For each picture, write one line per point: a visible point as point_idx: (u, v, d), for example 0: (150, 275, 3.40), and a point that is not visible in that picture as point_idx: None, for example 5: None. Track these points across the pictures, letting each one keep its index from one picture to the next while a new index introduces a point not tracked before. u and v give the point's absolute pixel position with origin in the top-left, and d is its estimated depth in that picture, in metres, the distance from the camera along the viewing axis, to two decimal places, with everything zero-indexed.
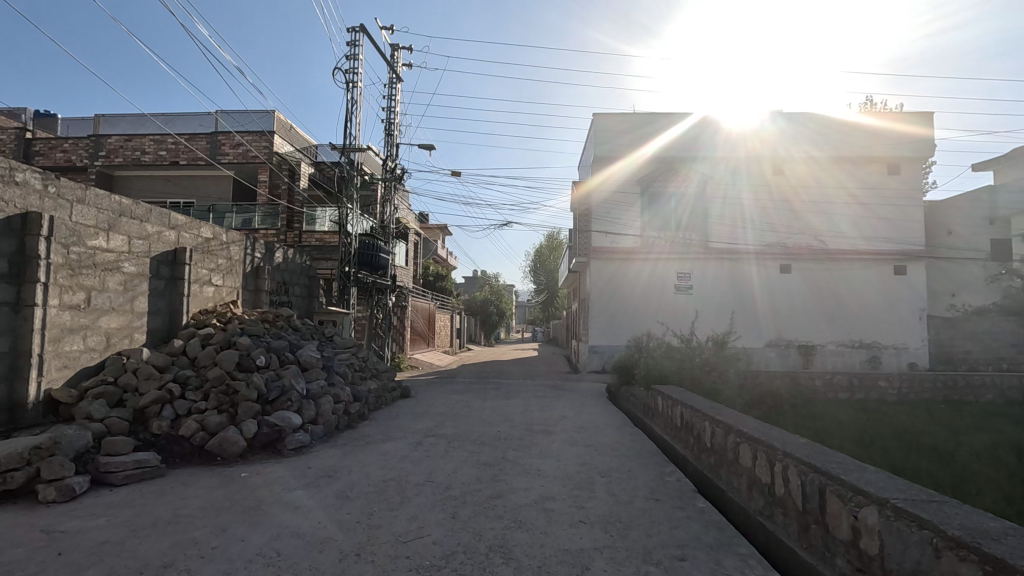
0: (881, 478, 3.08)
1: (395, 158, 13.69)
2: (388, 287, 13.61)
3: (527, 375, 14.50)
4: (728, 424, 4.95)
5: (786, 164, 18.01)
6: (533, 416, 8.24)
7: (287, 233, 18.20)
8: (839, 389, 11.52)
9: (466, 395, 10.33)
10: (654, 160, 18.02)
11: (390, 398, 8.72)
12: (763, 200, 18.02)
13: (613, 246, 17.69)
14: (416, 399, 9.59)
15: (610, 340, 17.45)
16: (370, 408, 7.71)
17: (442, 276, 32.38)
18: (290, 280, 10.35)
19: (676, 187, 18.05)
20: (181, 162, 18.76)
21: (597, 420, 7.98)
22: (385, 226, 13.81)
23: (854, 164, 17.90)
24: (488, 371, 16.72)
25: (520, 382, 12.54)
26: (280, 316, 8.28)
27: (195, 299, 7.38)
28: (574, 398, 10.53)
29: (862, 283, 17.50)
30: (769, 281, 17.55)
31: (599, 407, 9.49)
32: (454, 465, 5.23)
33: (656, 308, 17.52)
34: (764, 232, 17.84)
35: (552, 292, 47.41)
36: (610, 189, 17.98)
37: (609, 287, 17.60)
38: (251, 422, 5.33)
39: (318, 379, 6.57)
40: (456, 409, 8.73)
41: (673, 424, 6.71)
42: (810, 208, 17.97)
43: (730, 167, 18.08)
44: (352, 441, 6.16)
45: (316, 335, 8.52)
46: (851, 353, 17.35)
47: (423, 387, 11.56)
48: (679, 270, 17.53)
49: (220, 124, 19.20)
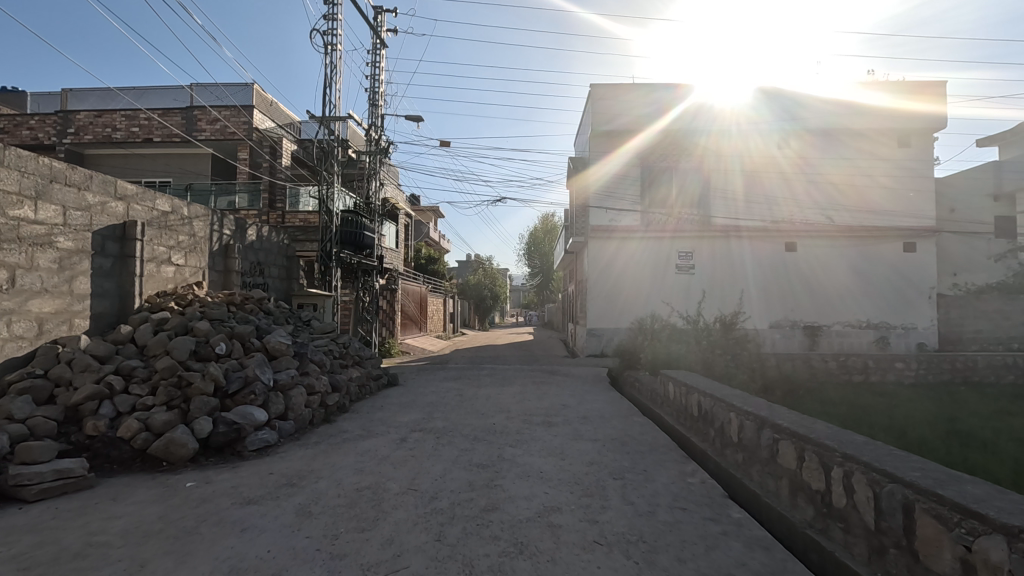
0: (992, 494, 2.36)
1: (380, 129, 12.78)
2: (376, 269, 12.80)
3: (523, 360, 13.80)
4: (762, 417, 4.23)
5: (793, 136, 17.24)
6: (532, 405, 7.53)
7: (269, 213, 17.29)
8: (853, 371, 10.90)
9: (459, 383, 9.64)
10: (658, 135, 17.12)
11: (373, 387, 7.97)
12: (769, 176, 17.23)
13: (612, 224, 16.95)
14: (404, 387, 8.85)
15: (611, 322, 16.81)
16: (350, 400, 6.96)
17: (434, 259, 31.53)
18: (266, 260, 9.53)
19: (682, 164, 17.23)
20: (155, 139, 17.74)
21: (601, 410, 7.29)
22: (370, 203, 12.95)
23: (865, 136, 17.15)
24: (482, 355, 16.05)
25: (516, 367, 11.83)
26: (250, 298, 7.48)
27: (151, 279, 6.56)
28: (575, 384, 9.85)
29: (870, 262, 16.86)
30: (775, 259, 16.89)
31: (602, 394, 8.81)
32: (442, 466, 4.51)
33: (659, 288, 16.83)
34: (770, 208, 17.06)
35: (546, 275, 46.70)
36: (611, 165, 17.16)
37: (609, 267, 16.92)
38: (205, 420, 4.56)
39: (289, 368, 5.77)
40: (447, 397, 8.03)
41: (689, 414, 6.01)
42: (817, 183, 17.25)
43: (735, 140, 17.25)
44: (328, 438, 5.42)
45: (291, 320, 7.73)
46: (859, 334, 16.75)
47: (414, 374, 10.87)
48: (681, 249, 16.83)
49: (196, 98, 18.15)
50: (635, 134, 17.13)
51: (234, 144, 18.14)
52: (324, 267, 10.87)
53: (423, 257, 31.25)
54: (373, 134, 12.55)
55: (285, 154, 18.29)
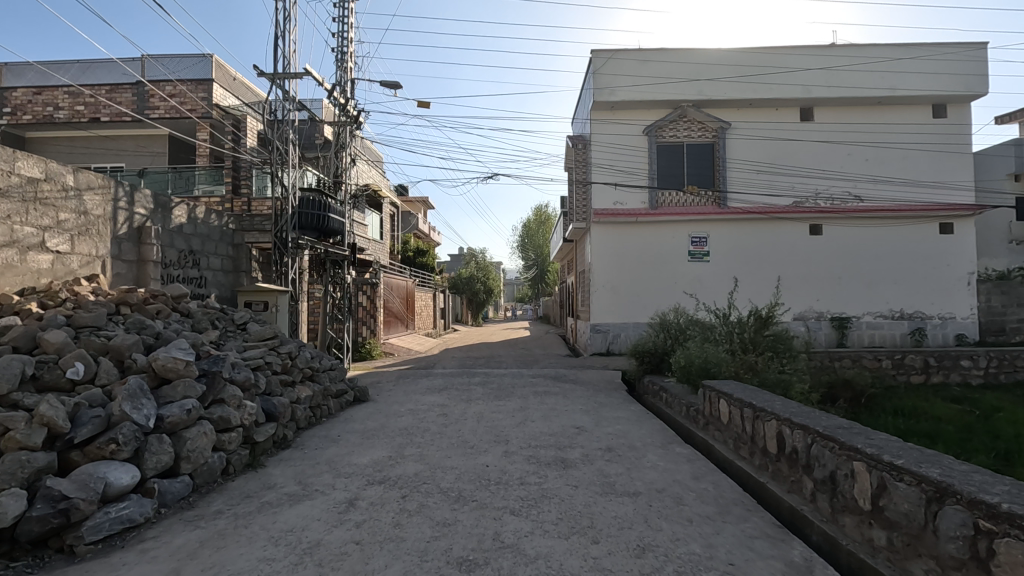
0: None
1: (349, 95, 10.88)
2: (348, 260, 10.90)
3: (520, 362, 12.04)
4: (939, 485, 2.49)
5: (815, 108, 15.38)
6: (537, 429, 5.79)
7: (234, 200, 15.41)
8: (912, 371, 9.25)
9: (446, 395, 7.90)
10: (665, 109, 15.41)
11: (325, 410, 6.14)
12: (791, 152, 15.33)
13: (616, 207, 15.22)
14: (375, 405, 7.07)
15: (618, 318, 15.11)
16: (289, 433, 5.14)
17: (423, 251, 29.77)
18: (201, 248, 7.66)
19: (693, 140, 15.45)
20: (103, 119, 15.68)
21: (629, 436, 5.56)
22: (339, 181, 11.05)
23: (895, 106, 15.24)
24: (474, 356, 14.31)
25: (512, 372, 10.05)
26: (162, 295, 5.61)
27: (7, 272, 4.73)
28: (585, 394, 8.11)
29: (903, 245, 15.15)
30: (797, 244, 15.16)
31: (623, 408, 7.10)
32: (405, 565, 2.76)
33: (672, 278, 15.11)
34: (791, 187, 15.34)
35: (542, 268, 45.05)
36: (616, 142, 15.37)
37: (616, 256, 15.20)
38: (10, 500, 2.77)
39: (188, 398, 3.94)
40: (428, 419, 6.29)
41: (765, 452, 4.25)
42: (844, 161, 15.37)
43: (753, 111, 15.38)
44: (239, 503, 3.60)
45: (220, 323, 5.87)
46: (891, 326, 15.11)
47: (392, 384, 9.11)
48: (694, 233, 15.14)
49: (148, 72, 16.12)
50: (643, 106, 15.26)
51: (193, 124, 16.17)
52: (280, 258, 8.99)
53: (411, 249, 29.44)
54: (342, 100, 10.64)
55: (250, 133, 16.38)
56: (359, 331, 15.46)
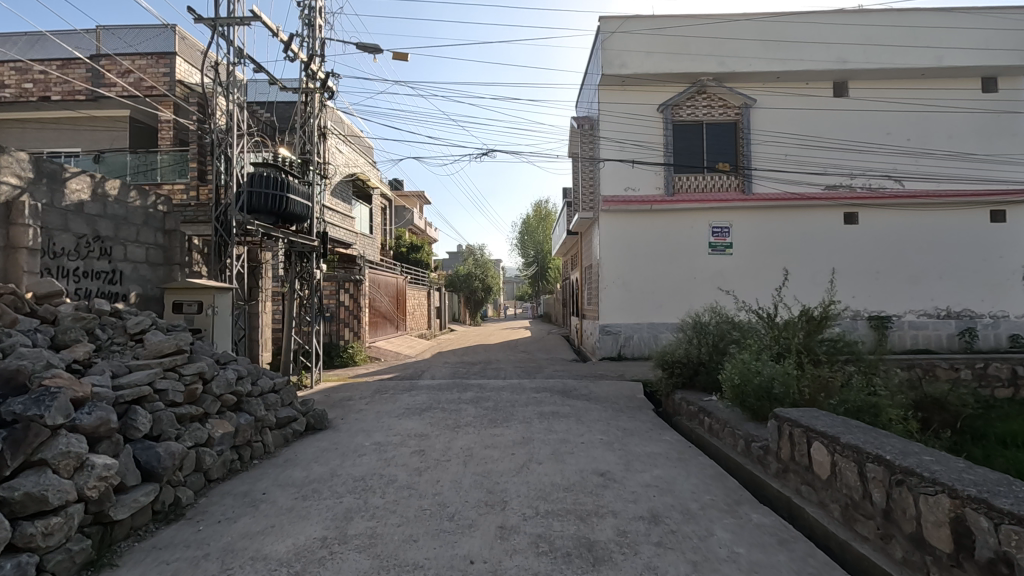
0: None
1: (320, 57, 9.15)
2: (316, 252, 9.25)
3: (522, 369, 10.41)
4: None
5: (850, 82, 13.68)
6: (549, 479, 4.15)
7: (201, 188, 13.73)
8: (996, 383, 7.61)
9: (429, 418, 6.25)
10: (683, 84, 13.71)
11: (251, 452, 4.49)
12: (824, 132, 13.66)
13: (628, 193, 13.61)
14: (333, 437, 5.42)
15: (629, 318, 13.51)
16: (180, 496, 3.52)
17: (417, 246, 28.11)
18: (114, 233, 5.99)
19: (713, 119, 13.77)
20: (53, 98, 13.94)
21: (679, 492, 3.91)
22: (307, 160, 9.35)
23: (939, 79, 13.57)
24: (469, 362, 12.67)
25: (512, 385, 8.40)
26: (12, 293, 3.93)
27: None
28: (605, 415, 6.47)
29: (950, 234, 13.45)
30: (831, 234, 13.50)
31: (657, 439, 5.46)
32: None
33: (691, 273, 13.50)
34: (824, 170, 13.65)
35: (543, 265, 43.46)
36: (629, 120, 13.66)
37: (627, 249, 13.59)
38: None
39: None
40: (398, 461, 4.62)
41: (923, 544, 2.63)
42: (884, 140, 13.68)
43: (781, 86, 13.66)
44: None
45: (104, 331, 4.20)
46: (937, 326, 13.46)
47: (367, 401, 7.47)
48: (715, 222, 13.51)
49: (104, 46, 14.36)
50: (658, 81, 13.55)
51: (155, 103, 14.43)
52: (222, 250, 7.26)
53: (404, 245, 27.80)
54: (307, 62, 8.92)
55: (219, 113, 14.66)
56: (340, 333, 13.91)
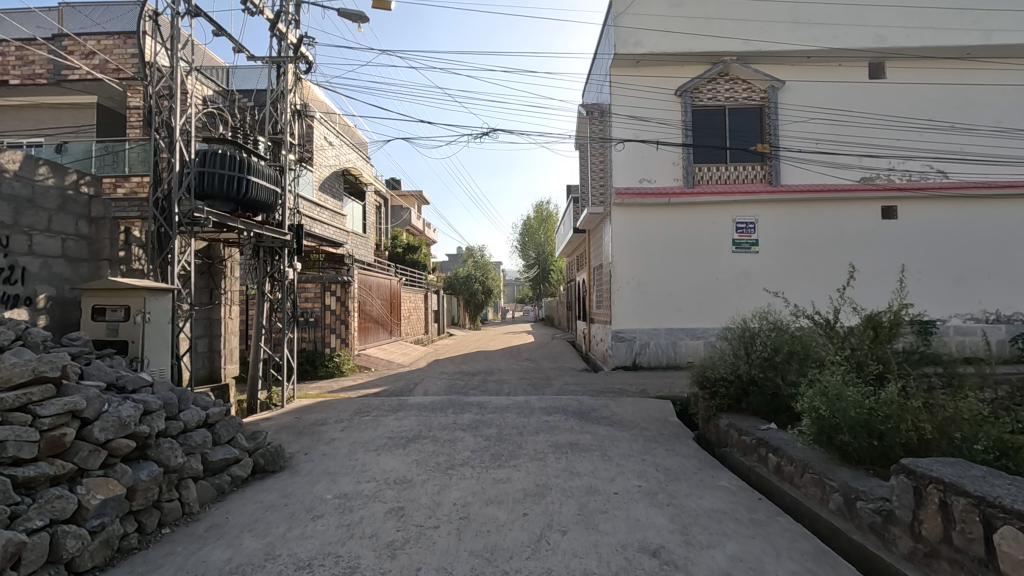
0: None
1: (293, 18, 7.81)
2: (288, 248, 7.98)
3: (528, 383, 9.12)
4: None
5: (888, 63, 12.39)
6: (582, 566, 2.86)
7: None
8: None
9: (415, 454, 4.95)
10: (704, 65, 12.42)
11: (154, 519, 3.19)
12: (859, 118, 12.38)
13: (643, 186, 12.36)
14: (286, 485, 4.12)
15: (645, 323, 12.23)
16: None
17: (415, 247, 26.77)
18: (14, 219, 4.72)
19: (736, 104, 12.49)
20: (10, 81, 12.60)
21: None
22: (279, 141, 8.02)
23: (986, 59, 12.27)
24: (468, 373, 11.36)
25: (518, 404, 7.11)
26: None
27: None
28: (637, 448, 5.17)
29: (1000, 229, 12.11)
30: (867, 230, 12.21)
31: (712, 487, 4.16)
32: None
33: (713, 272, 12.21)
34: (858, 160, 12.33)
35: (545, 268, 42.06)
36: (644, 106, 12.38)
37: (641, 246, 12.31)
38: None
39: None
40: (367, 530, 3.31)
41: None
42: (925, 127, 12.36)
43: (812, 67, 12.37)
44: None
45: None
46: (986, 331, 12.12)
47: (343, 427, 6.18)
48: (739, 217, 12.24)
49: (67, 26, 13.02)
50: (677, 61, 12.27)
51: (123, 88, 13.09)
52: (163, 242, 5.91)
53: (401, 246, 26.53)
54: (275, 21, 7.55)
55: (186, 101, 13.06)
56: (326, 340, 12.64)
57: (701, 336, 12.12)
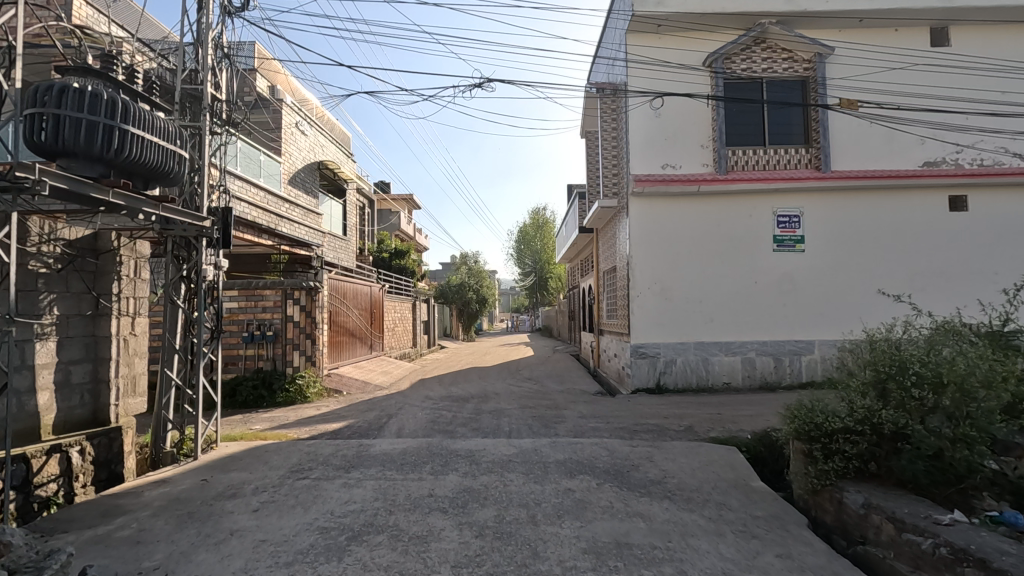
0: None
1: None
2: (208, 239, 5.86)
3: (533, 417, 7.04)
4: None
5: (952, 29, 10.50)
6: None
7: None
8: None
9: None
10: (737, 30, 10.46)
11: None
12: (919, 94, 10.46)
13: (667, 173, 10.35)
14: None
15: (669, 336, 10.17)
16: None
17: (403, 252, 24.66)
18: None
19: (776, 75, 10.52)
20: None
21: None
22: (198, 97, 5.94)
23: None
24: (458, 398, 9.25)
25: (525, 455, 5.01)
26: None
27: None
28: (733, 555, 3.10)
29: None
30: (933, 224, 10.22)
31: None
32: None
33: (751, 275, 10.19)
34: (919, 141, 10.40)
35: (542, 276, 40.07)
36: (667, 78, 10.42)
37: (665, 245, 10.28)
38: None
39: None
40: None
41: None
42: (996, 103, 10.47)
43: (864, 34, 10.46)
44: None
45: None
46: None
47: (262, 502, 4.05)
48: (781, 209, 10.24)
49: None
50: (707, 24, 10.30)
51: None
52: None
53: (387, 250, 24.61)
54: None
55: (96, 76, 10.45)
56: (287, 358, 10.52)
57: (738, 351, 10.09)
